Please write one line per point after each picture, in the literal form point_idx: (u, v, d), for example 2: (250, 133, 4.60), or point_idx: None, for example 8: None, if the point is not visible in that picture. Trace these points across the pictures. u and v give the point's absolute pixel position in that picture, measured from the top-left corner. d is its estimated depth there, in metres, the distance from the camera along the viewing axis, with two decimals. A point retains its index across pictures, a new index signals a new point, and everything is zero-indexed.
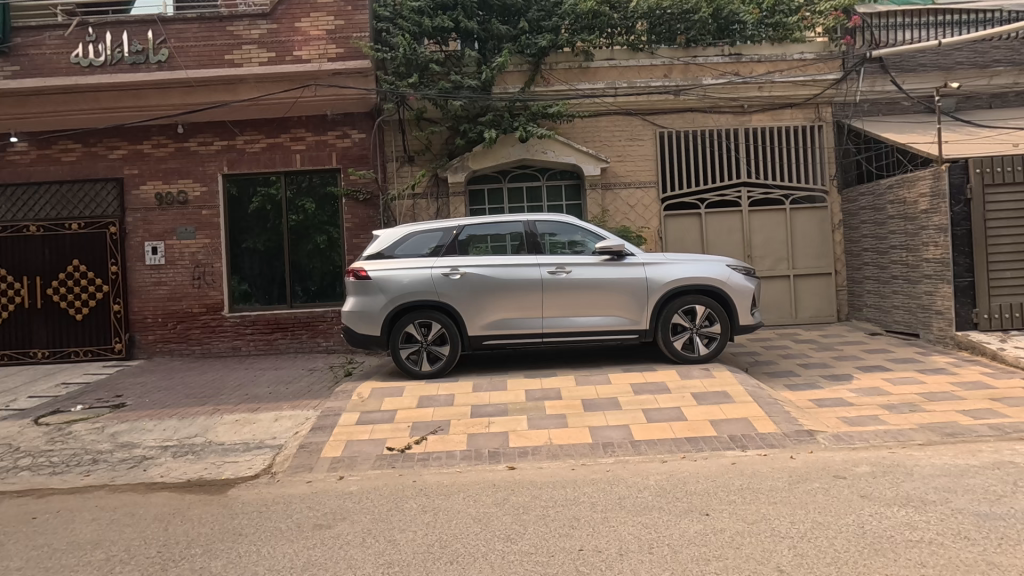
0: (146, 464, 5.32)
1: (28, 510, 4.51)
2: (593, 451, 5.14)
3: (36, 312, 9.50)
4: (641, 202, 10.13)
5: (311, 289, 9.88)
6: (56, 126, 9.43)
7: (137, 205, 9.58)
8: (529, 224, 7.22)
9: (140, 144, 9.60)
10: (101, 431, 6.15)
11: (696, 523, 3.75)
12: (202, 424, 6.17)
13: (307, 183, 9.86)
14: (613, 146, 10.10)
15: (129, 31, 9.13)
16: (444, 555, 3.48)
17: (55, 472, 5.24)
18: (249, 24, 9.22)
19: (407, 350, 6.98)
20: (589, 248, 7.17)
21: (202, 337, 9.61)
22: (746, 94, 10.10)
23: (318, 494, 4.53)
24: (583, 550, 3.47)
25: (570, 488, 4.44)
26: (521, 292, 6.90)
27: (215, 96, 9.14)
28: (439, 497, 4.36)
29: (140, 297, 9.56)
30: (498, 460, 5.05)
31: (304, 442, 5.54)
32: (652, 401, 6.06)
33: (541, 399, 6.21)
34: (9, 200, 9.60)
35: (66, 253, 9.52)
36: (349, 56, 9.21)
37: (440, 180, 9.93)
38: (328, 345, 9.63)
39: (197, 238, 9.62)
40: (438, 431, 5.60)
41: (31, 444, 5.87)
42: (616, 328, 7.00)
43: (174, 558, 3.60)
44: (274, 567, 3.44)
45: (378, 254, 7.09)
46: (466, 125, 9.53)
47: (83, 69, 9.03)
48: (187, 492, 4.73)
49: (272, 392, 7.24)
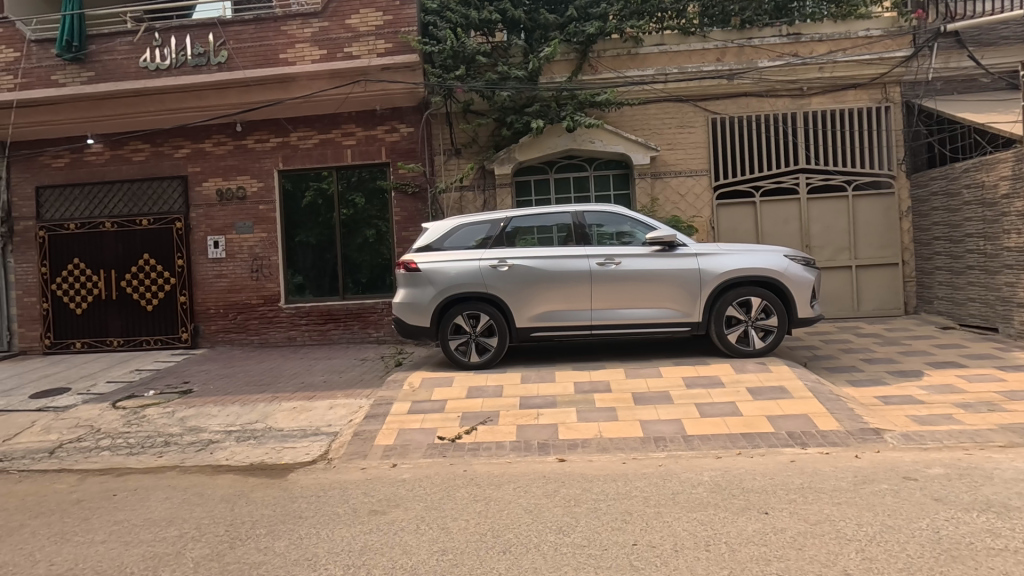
0: (212, 447, 5.61)
1: (109, 487, 4.84)
2: (644, 445, 5.06)
3: (111, 303, 10.13)
4: (692, 191, 9.82)
5: (361, 281, 10.13)
6: (127, 127, 10.00)
7: (200, 201, 10.03)
8: (577, 215, 7.15)
9: (202, 142, 10.03)
10: (171, 415, 6.52)
11: (755, 521, 3.63)
12: (262, 411, 6.44)
13: (357, 178, 10.08)
14: (663, 134, 9.83)
15: (191, 34, 9.54)
16: (497, 544, 3.50)
17: (132, 453, 5.60)
18: (303, 23, 9.46)
19: (456, 341, 7.05)
20: (638, 239, 7.03)
21: (260, 327, 10.02)
22: (805, 76, 9.64)
23: (373, 481, 4.65)
24: (637, 544, 3.42)
25: (621, 481, 4.39)
26: (569, 283, 6.85)
27: (270, 95, 9.48)
28: (489, 488, 4.39)
29: (204, 289, 10.05)
30: (548, 451, 5.05)
31: (358, 430, 5.70)
32: (705, 395, 5.91)
33: (590, 392, 6.15)
34: (87, 198, 10.26)
35: (137, 248, 10.09)
36: (397, 51, 9.32)
37: (487, 172, 9.95)
38: (379, 336, 9.87)
39: (255, 232, 10.00)
40: (487, 422, 5.64)
41: (110, 426, 6.29)
42: (667, 320, 6.85)
43: (241, 537, 3.77)
44: (334, 549, 3.55)
45: (426, 247, 7.18)
46: (512, 116, 9.47)
47: (150, 72, 9.50)
48: (250, 475, 4.96)
49: (326, 381, 7.48)
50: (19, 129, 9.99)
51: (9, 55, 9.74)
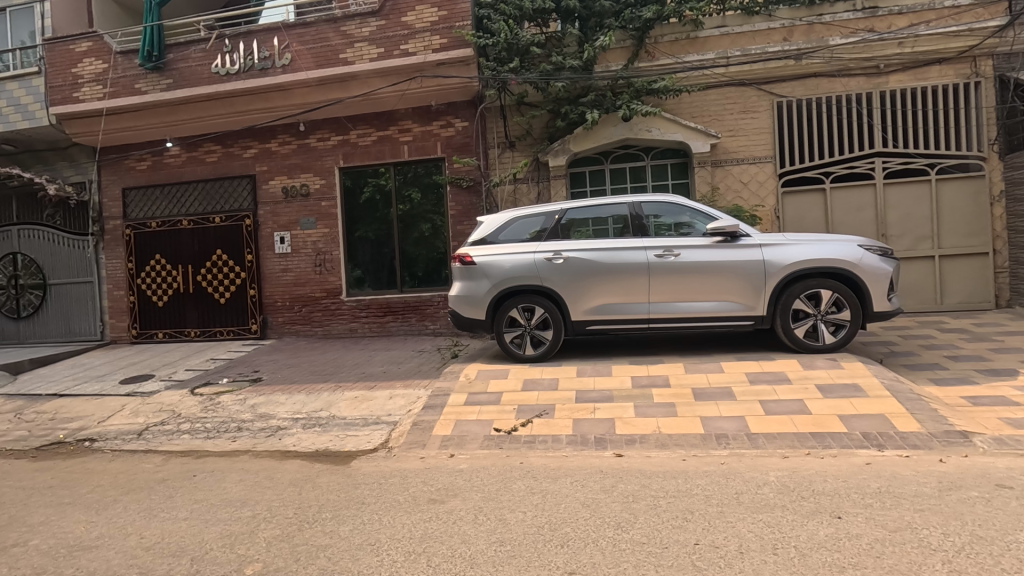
0: (280, 433, 5.90)
1: (189, 468, 5.18)
2: (705, 442, 4.91)
3: (189, 296, 10.81)
4: (756, 178, 9.39)
5: (417, 274, 10.34)
6: (201, 130, 10.60)
7: (267, 199, 10.51)
8: (634, 206, 7.00)
9: (268, 142, 10.50)
10: (244, 402, 6.90)
11: (827, 526, 3.44)
12: (326, 400, 6.70)
13: (413, 173, 10.28)
14: (725, 120, 9.44)
15: (258, 39, 9.98)
16: (555, 538, 3.49)
17: (209, 437, 5.98)
18: (361, 22, 9.68)
19: (511, 334, 7.06)
20: (698, 229, 6.81)
21: (323, 319, 10.42)
22: (882, 53, 9.01)
23: (431, 470, 4.75)
24: (699, 544, 3.32)
25: (681, 478, 4.27)
26: (626, 276, 6.71)
27: (331, 95, 9.87)
28: (546, 481, 4.38)
29: (271, 282, 10.53)
30: (605, 446, 4.98)
31: (417, 420, 5.84)
32: (770, 392, 5.66)
33: (647, 387, 6.03)
34: (166, 198, 10.96)
35: (211, 244, 10.70)
36: (452, 46, 9.39)
37: (541, 164, 9.89)
38: (435, 328, 10.06)
39: (318, 228, 10.39)
40: (543, 415, 5.64)
41: (189, 411, 6.73)
42: (730, 314, 6.60)
43: (309, 520, 3.94)
44: (396, 535, 3.64)
45: (481, 240, 7.22)
46: (567, 106, 9.42)
47: (222, 77, 10.02)
48: (316, 461, 5.18)
49: (385, 372, 7.70)
50: (108, 135, 10.78)
51: (97, 66, 10.49)
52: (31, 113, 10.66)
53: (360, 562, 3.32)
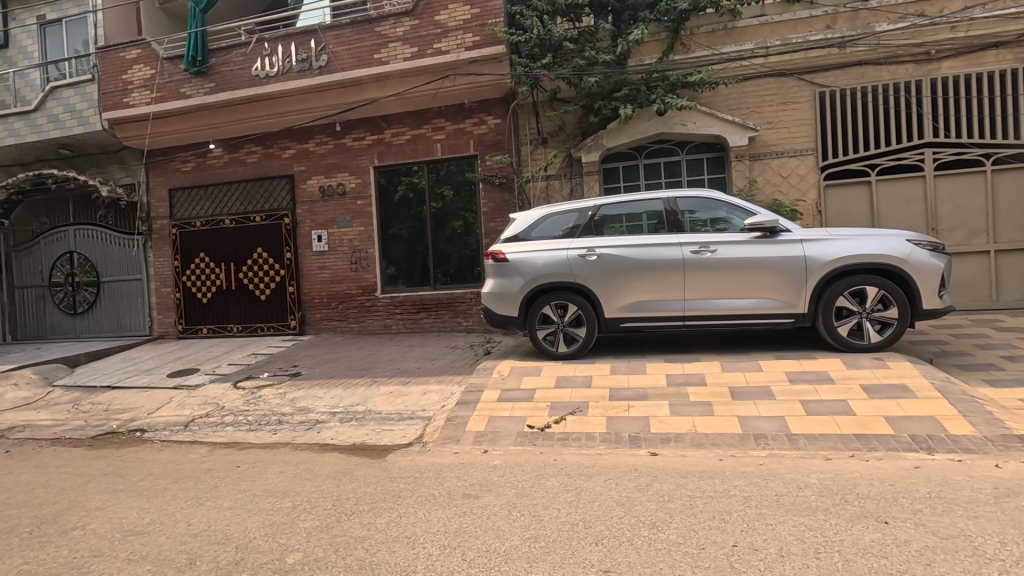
0: (319, 427, 6.06)
1: (233, 459, 5.36)
2: (742, 442, 4.81)
3: (231, 293, 11.17)
4: (796, 171, 9.11)
5: (450, 271, 10.44)
6: (242, 132, 10.92)
7: (305, 198, 10.76)
8: (669, 201, 6.88)
9: (306, 143, 10.75)
10: (284, 396, 7.11)
11: (873, 531, 3.33)
12: (363, 394, 6.83)
13: (446, 171, 10.37)
14: (764, 112, 9.18)
15: (296, 41, 10.21)
16: (589, 535, 3.47)
17: (251, 429, 6.18)
18: (395, 22, 9.79)
19: (544, 331, 7.04)
20: (735, 225, 6.66)
21: (359, 316, 10.62)
22: (933, 38, 8.62)
23: (465, 465, 4.79)
24: (737, 546, 3.25)
25: (719, 479, 4.19)
26: (661, 273, 6.61)
27: (366, 94, 10.03)
28: (580, 478, 4.37)
29: (309, 279, 10.79)
30: (639, 445, 4.93)
31: (450, 415, 5.90)
32: (811, 392, 5.49)
33: (683, 385, 5.93)
34: (209, 198, 11.34)
35: (252, 242, 11.04)
36: (484, 43, 9.40)
37: (574, 160, 9.83)
38: (468, 325, 10.13)
39: (354, 226, 10.59)
40: (576, 413, 5.62)
41: (233, 404, 6.98)
42: (769, 311, 6.44)
43: (347, 512, 4.03)
44: (431, 529, 3.69)
45: (514, 237, 7.22)
46: (600, 102, 9.32)
47: (261, 80, 10.30)
48: (353, 454, 5.29)
49: (419, 368, 7.80)
50: (155, 138, 11.23)
51: (146, 72, 10.93)
52: (85, 119, 11.17)
53: (396, 554, 3.38)
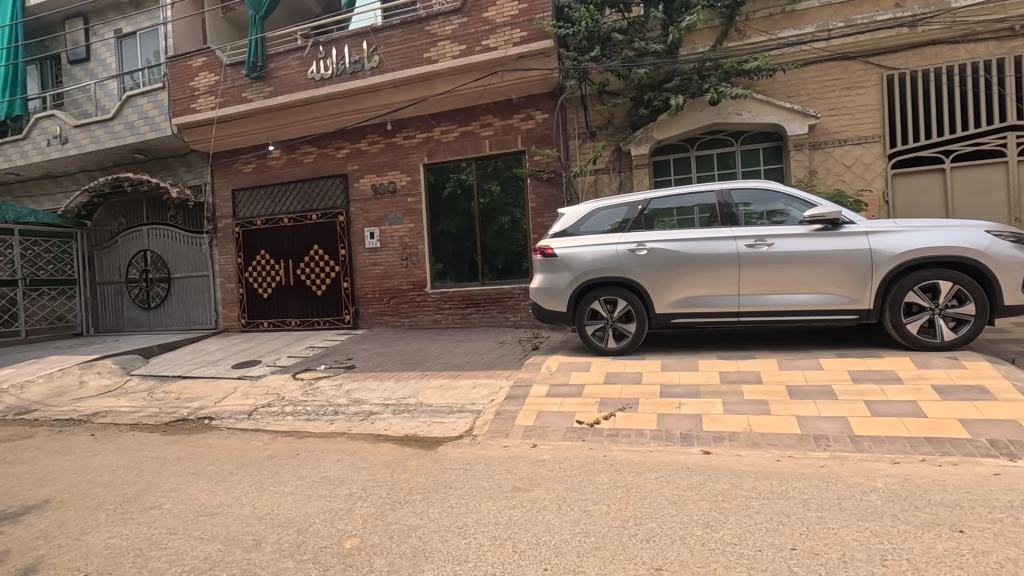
0: (373, 418, 6.27)
1: (293, 447, 5.61)
2: (801, 442, 4.63)
3: (289, 289, 11.65)
4: (861, 160, 8.65)
5: (497, 267, 10.51)
6: (300, 133, 11.36)
7: (359, 196, 11.08)
8: (722, 194, 6.69)
9: (359, 142, 11.06)
10: (339, 387, 7.38)
11: (945, 539, 3.14)
12: (414, 387, 7.00)
13: (493, 167, 10.43)
14: (825, 98, 8.76)
15: (348, 43, 10.50)
16: (639, 532, 3.44)
17: (310, 419, 6.46)
18: (443, 21, 9.93)
19: (593, 327, 6.99)
20: (793, 217, 6.40)
21: (409, 310, 10.85)
22: (1017, 13, 8.03)
23: (515, 459, 4.83)
24: (796, 549, 3.14)
25: (776, 480, 4.06)
26: (714, 267, 6.43)
27: (416, 93, 10.23)
28: (630, 474, 4.33)
29: (362, 275, 11.11)
30: (691, 443, 4.83)
31: (499, 409, 5.96)
32: (877, 392, 5.23)
33: (737, 382, 5.77)
34: (269, 197, 11.84)
35: (308, 240, 11.47)
36: (532, 38, 9.38)
37: (623, 153, 9.67)
38: (516, 320, 10.16)
39: (404, 223, 10.82)
40: (626, 409, 5.57)
41: (292, 395, 7.30)
42: (831, 307, 6.16)
43: (400, 500, 4.15)
44: (482, 520, 3.75)
45: (563, 232, 7.19)
46: (651, 93, 9.13)
47: (317, 83, 10.67)
48: (406, 445, 5.44)
49: (468, 362, 7.90)
50: (220, 141, 11.82)
51: (211, 79, 11.51)
52: (157, 124, 11.86)
53: (449, 543, 3.45)
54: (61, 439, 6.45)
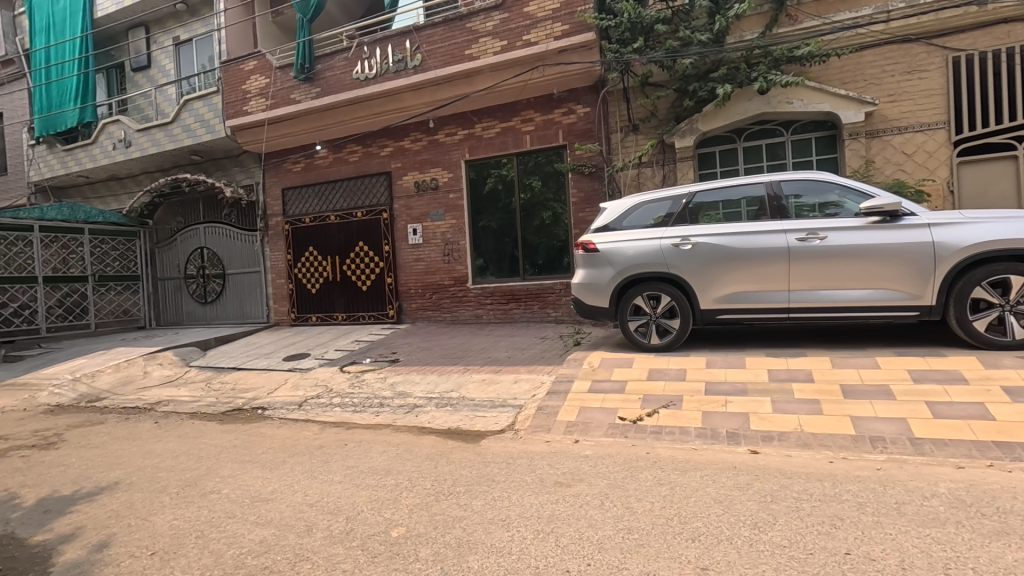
0: (417, 411, 6.41)
1: (341, 437, 5.79)
2: (856, 444, 4.45)
3: (336, 284, 11.99)
4: (923, 148, 8.19)
5: (538, 263, 10.51)
6: (345, 133, 11.64)
7: (402, 193, 11.27)
8: (772, 185, 6.48)
9: (402, 140, 11.25)
10: (384, 380, 7.57)
11: (1016, 549, 2.96)
12: (457, 381, 7.10)
13: (534, 162, 10.43)
14: (884, 84, 8.34)
15: (392, 43, 10.68)
16: (684, 531, 3.39)
17: (356, 410, 6.65)
18: (485, 17, 9.96)
19: (636, 323, 6.89)
20: (848, 209, 6.15)
21: (451, 305, 10.99)
22: None
23: (557, 454, 4.84)
24: (851, 554, 3.03)
25: (828, 482, 3.92)
26: (763, 262, 6.23)
27: (458, 90, 10.31)
28: (674, 472, 4.27)
29: (406, 271, 11.32)
30: (739, 442, 4.72)
31: (541, 404, 5.98)
32: (939, 393, 4.96)
33: (787, 381, 5.58)
34: (317, 196, 12.21)
35: (354, 236, 11.76)
36: (574, 31, 9.30)
37: (667, 146, 9.45)
38: (557, 316, 10.14)
39: (446, 219, 10.95)
40: (670, 406, 5.48)
41: (340, 387, 7.54)
42: (889, 303, 5.89)
43: (445, 492, 4.22)
44: (524, 513, 3.78)
45: (605, 227, 7.11)
46: (696, 84, 8.90)
47: (362, 82, 10.89)
48: (449, 438, 5.53)
49: (510, 357, 7.95)
50: (270, 142, 12.25)
51: (261, 82, 11.93)
52: (212, 127, 12.39)
53: (492, 535, 3.50)
54: (129, 425, 6.87)
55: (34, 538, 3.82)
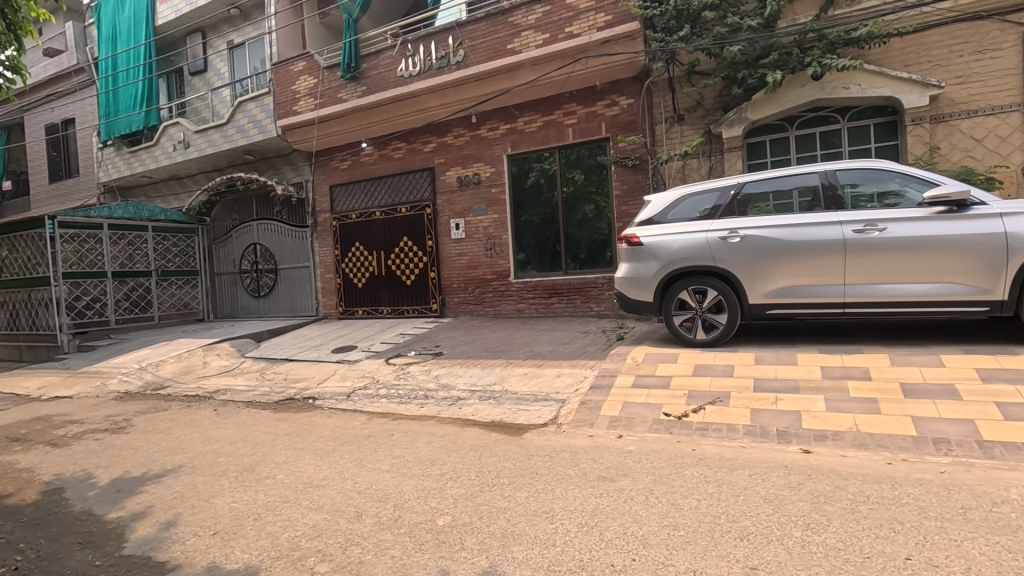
0: (460, 403, 6.51)
1: (387, 428, 5.95)
2: (917, 446, 4.25)
3: (382, 278, 12.27)
4: (994, 132, 7.68)
5: (581, 256, 10.44)
6: (390, 130, 11.86)
7: (445, 188, 11.41)
8: (826, 175, 6.22)
9: (445, 136, 11.37)
10: (428, 372, 7.72)
11: None
12: (500, 374, 7.17)
13: (576, 155, 10.36)
14: (951, 65, 7.87)
15: (435, 40, 10.79)
16: (732, 530, 3.32)
17: (402, 402, 6.82)
18: (527, 11, 9.93)
19: (681, 318, 6.75)
20: (910, 198, 5.83)
21: (494, 299, 11.07)
22: None
23: (600, 448, 4.82)
24: (911, 559, 2.90)
25: (887, 484, 3.75)
26: (816, 255, 6.00)
27: (500, 85, 10.33)
28: (722, 470, 4.18)
29: (449, 265, 11.46)
30: (789, 441, 4.58)
31: (584, 399, 5.96)
32: (1011, 393, 4.66)
33: (842, 379, 5.37)
34: (363, 192, 12.50)
35: (399, 231, 11.99)
36: (618, 22, 9.15)
37: (714, 136, 9.18)
38: (600, 310, 10.05)
39: (488, 214, 11.01)
40: (717, 402, 5.37)
41: (386, 378, 7.74)
42: (954, 298, 5.59)
43: (488, 483, 4.28)
44: (568, 507, 3.78)
45: (649, 220, 6.99)
46: (745, 71, 8.61)
47: (406, 80, 11.07)
48: (493, 430, 5.59)
49: (552, 351, 7.95)
50: (319, 140, 12.61)
51: (310, 82, 12.28)
52: (264, 127, 12.86)
53: (536, 527, 3.52)
54: (190, 412, 7.27)
55: (110, 515, 4.10)
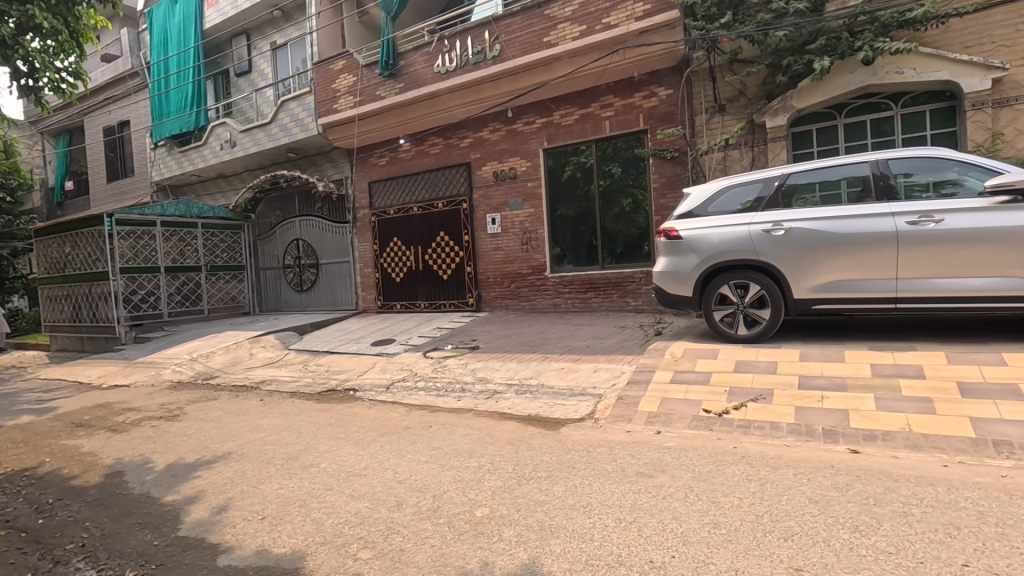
0: (497, 396, 6.56)
1: (426, 420, 6.05)
2: (976, 448, 4.04)
3: (419, 273, 12.44)
4: None
5: (617, 251, 10.34)
6: (427, 125, 11.99)
7: (481, 183, 11.46)
8: (877, 164, 5.96)
9: (481, 131, 11.42)
10: (465, 366, 7.80)
11: None
12: (536, 368, 7.18)
13: (613, 148, 10.24)
14: (1016, 45, 7.42)
15: (471, 35, 10.82)
16: (776, 530, 3.24)
17: (440, 395, 6.92)
18: (563, 3, 9.85)
19: (722, 313, 6.61)
20: (969, 187, 5.53)
21: (530, 294, 11.07)
22: None
23: (638, 444, 4.78)
24: (968, 566, 2.77)
25: (942, 487, 3.59)
26: (866, 247, 5.77)
27: (537, 79, 10.29)
28: (764, 469, 4.08)
29: (485, 260, 11.52)
30: (836, 440, 4.43)
31: (621, 394, 5.91)
32: None
33: (893, 377, 5.15)
34: (401, 188, 12.67)
35: (435, 226, 12.12)
36: (656, 11, 8.98)
37: (757, 126, 8.91)
38: (637, 305, 9.94)
39: (524, 208, 11.01)
40: (759, 400, 5.23)
41: (424, 371, 7.87)
42: (1017, 293, 5.28)
43: (525, 476, 4.31)
44: (606, 502, 3.77)
45: (688, 212, 6.85)
46: (790, 57, 8.31)
47: (443, 76, 11.15)
48: (529, 424, 5.61)
49: (589, 346, 7.91)
50: (358, 137, 12.85)
51: (350, 80, 12.50)
52: (305, 125, 13.19)
53: (573, 521, 3.52)
54: (238, 401, 7.57)
55: (166, 498, 4.31)
